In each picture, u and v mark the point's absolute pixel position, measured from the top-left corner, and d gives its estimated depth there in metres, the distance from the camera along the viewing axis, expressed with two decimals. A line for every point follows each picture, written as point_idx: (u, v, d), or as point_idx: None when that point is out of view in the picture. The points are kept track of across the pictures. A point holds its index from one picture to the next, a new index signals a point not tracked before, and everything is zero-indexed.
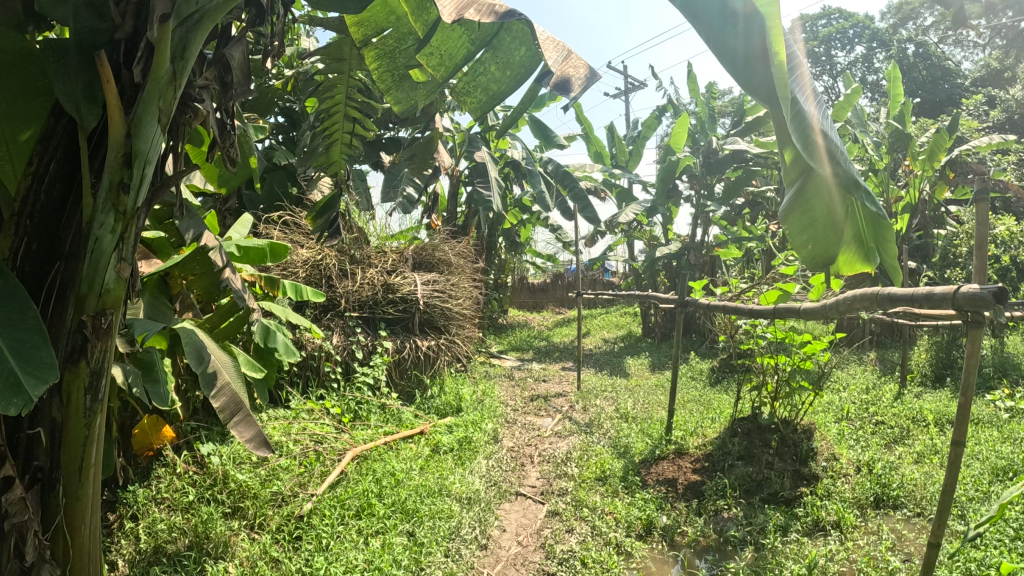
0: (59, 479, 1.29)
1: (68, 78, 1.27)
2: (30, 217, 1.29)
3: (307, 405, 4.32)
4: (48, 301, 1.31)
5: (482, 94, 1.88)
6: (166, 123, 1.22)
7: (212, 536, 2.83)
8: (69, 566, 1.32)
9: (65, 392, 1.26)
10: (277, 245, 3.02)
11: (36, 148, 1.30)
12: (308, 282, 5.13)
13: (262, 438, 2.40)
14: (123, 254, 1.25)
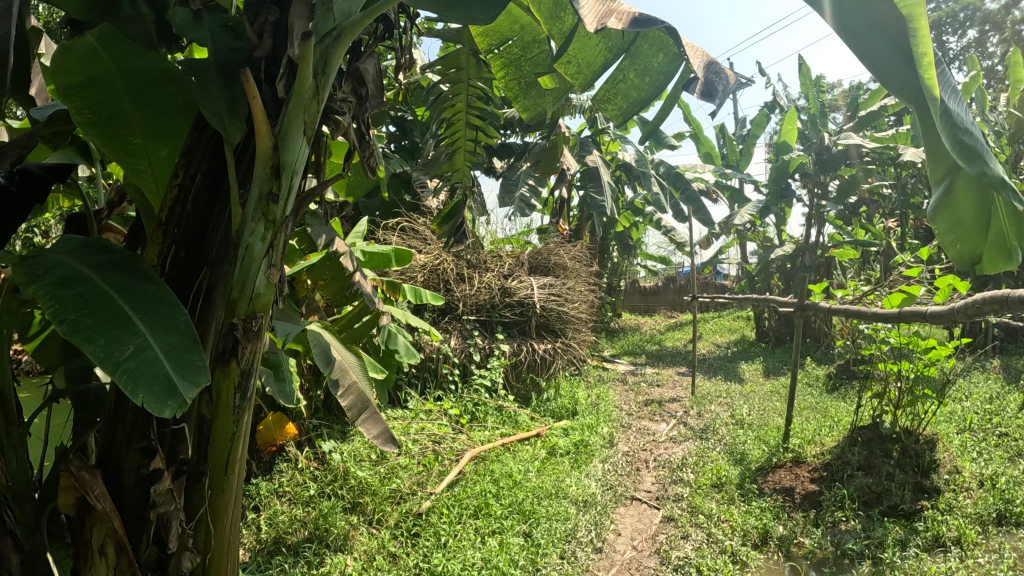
0: (204, 472, 1.35)
1: (212, 95, 1.35)
2: (177, 225, 1.35)
3: (426, 406, 4.43)
4: (194, 305, 1.38)
5: (622, 101, 1.90)
6: (310, 135, 1.29)
7: (332, 530, 2.95)
8: (210, 554, 1.38)
9: (214, 390, 1.33)
10: (401, 249, 3.12)
11: (181, 161, 1.37)
12: (427, 287, 5.27)
13: (388, 434, 2.48)
14: (273, 261, 1.32)
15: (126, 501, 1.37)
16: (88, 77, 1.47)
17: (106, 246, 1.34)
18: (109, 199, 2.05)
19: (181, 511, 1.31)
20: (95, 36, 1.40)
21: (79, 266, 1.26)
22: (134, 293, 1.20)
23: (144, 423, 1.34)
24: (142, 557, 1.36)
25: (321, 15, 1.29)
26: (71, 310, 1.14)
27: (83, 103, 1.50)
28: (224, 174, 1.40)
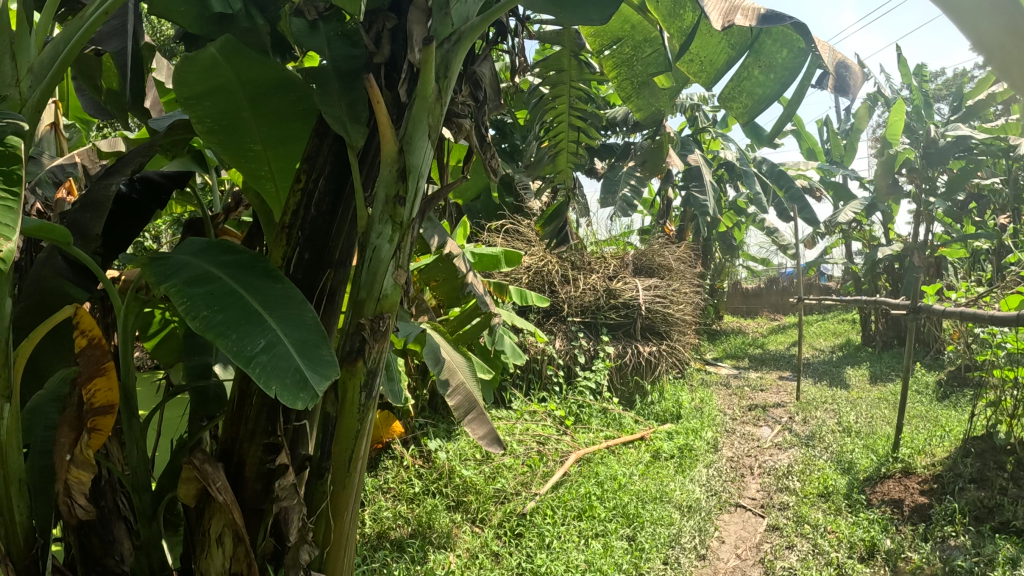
0: (327, 468, 1.38)
1: (333, 101, 1.38)
2: (302, 228, 1.40)
3: (530, 407, 4.46)
4: (318, 304, 1.44)
5: (747, 98, 1.85)
6: (435, 139, 1.31)
7: (436, 527, 3.00)
8: (328, 548, 1.40)
9: (341, 389, 1.36)
10: (510, 251, 3.15)
11: (306, 167, 1.42)
12: (533, 288, 5.37)
13: (493, 436, 2.50)
14: (400, 262, 1.35)
15: (246, 494, 1.44)
16: (212, 86, 1.52)
17: (230, 247, 1.39)
18: (226, 205, 2.13)
19: (302, 507, 1.35)
20: (217, 48, 1.44)
21: (207, 266, 1.31)
22: (261, 293, 1.24)
23: (266, 420, 1.40)
24: (258, 547, 1.44)
25: (439, 22, 1.34)
26: (204, 307, 1.18)
27: (208, 111, 1.56)
28: (346, 179, 1.44)
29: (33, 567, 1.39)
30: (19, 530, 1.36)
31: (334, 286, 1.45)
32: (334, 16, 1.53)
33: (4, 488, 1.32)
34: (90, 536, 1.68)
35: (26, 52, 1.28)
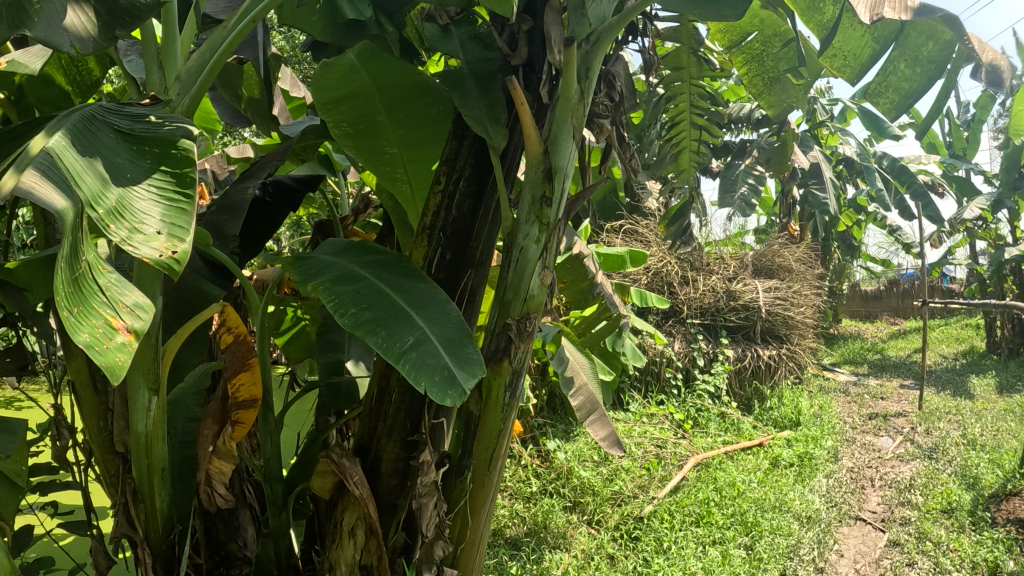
0: (467, 467, 1.41)
1: (471, 103, 1.40)
2: (443, 230, 1.43)
3: (648, 411, 4.45)
4: (460, 304, 1.47)
5: (894, 94, 1.78)
6: (579, 138, 1.36)
7: (551, 527, 3.02)
8: (463, 546, 1.43)
9: (485, 387, 1.39)
10: (635, 251, 3.13)
11: (445, 169, 1.45)
12: (651, 289, 5.34)
13: (615, 440, 2.52)
14: (547, 262, 1.38)
15: (381, 488, 1.49)
16: (348, 92, 1.56)
17: (370, 247, 1.42)
18: (356, 207, 2.18)
19: (441, 503, 1.37)
20: (354, 54, 1.48)
21: (350, 266, 1.34)
22: (404, 292, 1.27)
23: (405, 416, 1.45)
24: (390, 539, 1.47)
25: (578, 22, 1.37)
26: (351, 305, 1.21)
27: (344, 115, 1.60)
28: (487, 180, 1.47)
29: (170, 551, 1.44)
30: (160, 515, 1.43)
31: (474, 286, 1.48)
32: (468, 20, 1.58)
33: (149, 476, 1.38)
34: (217, 522, 1.79)
35: (173, 61, 1.32)
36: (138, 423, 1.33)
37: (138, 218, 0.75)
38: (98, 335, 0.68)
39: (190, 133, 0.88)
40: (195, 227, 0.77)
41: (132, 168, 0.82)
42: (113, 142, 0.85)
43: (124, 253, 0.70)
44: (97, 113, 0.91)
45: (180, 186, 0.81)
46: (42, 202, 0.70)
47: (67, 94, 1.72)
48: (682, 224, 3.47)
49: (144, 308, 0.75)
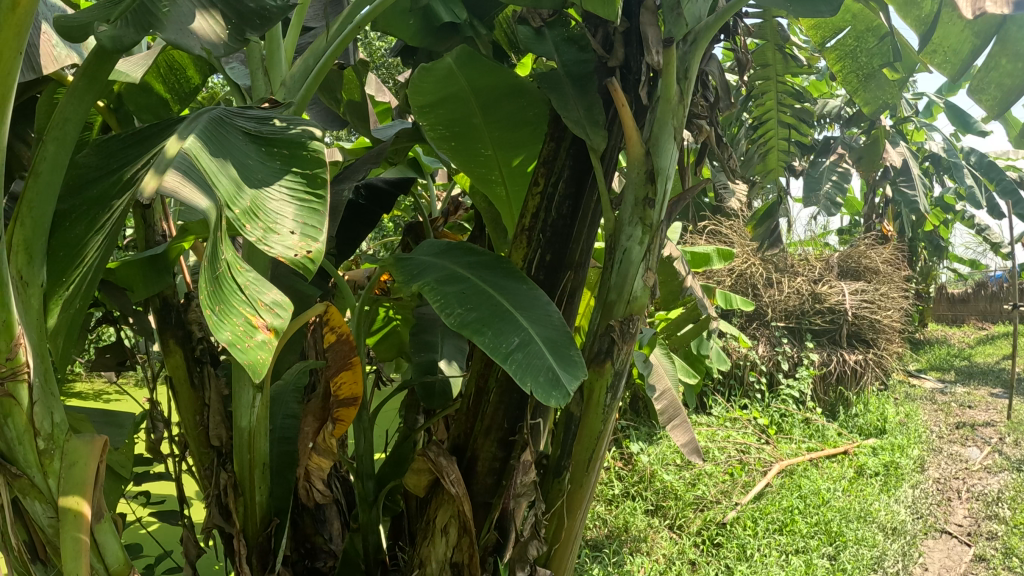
0: (565, 468, 1.56)
1: (571, 105, 1.44)
2: (542, 231, 1.56)
3: (732, 415, 4.42)
4: (560, 302, 1.60)
5: (996, 90, 1.72)
6: (679, 139, 1.48)
7: (631, 531, 3.01)
8: (556, 543, 1.59)
9: (587, 389, 1.53)
10: (723, 250, 3.13)
11: (544, 171, 1.57)
12: (735, 291, 5.27)
13: (695, 448, 2.50)
14: (649, 264, 1.52)
15: (476, 487, 1.57)
16: (445, 95, 1.61)
17: (468, 248, 1.51)
18: (445, 208, 2.23)
19: (539, 502, 1.52)
20: (453, 58, 1.52)
21: (451, 266, 1.44)
22: (507, 293, 1.37)
23: (501, 416, 1.53)
24: (481, 539, 1.54)
25: (675, 22, 1.42)
26: (457, 305, 1.31)
27: (441, 118, 1.65)
28: (585, 180, 1.58)
29: (266, 544, 1.49)
30: (258, 510, 1.48)
31: (572, 286, 1.62)
32: (561, 22, 1.61)
33: (250, 471, 1.42)
34: (303, 515, 1.86)
35: (277, 67, 1.36)
36: (242, 419, 1.37)
37: (272, 218, 0.76)
38: (240, 333, 0.70)
39: (317, 135, 0.89)
40: (328, 227, 0.78)
41: (263, 169, 0.84)
42: (245, 144, 0.87)
43: (261, 252, 0.72)
44: (228, 117, 0.94)
45: (311, 186, 0.82)
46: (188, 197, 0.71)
47: (166, 102, 1.79)
48: (768, 223, 3.42)
49: (282, 305, 0.77)
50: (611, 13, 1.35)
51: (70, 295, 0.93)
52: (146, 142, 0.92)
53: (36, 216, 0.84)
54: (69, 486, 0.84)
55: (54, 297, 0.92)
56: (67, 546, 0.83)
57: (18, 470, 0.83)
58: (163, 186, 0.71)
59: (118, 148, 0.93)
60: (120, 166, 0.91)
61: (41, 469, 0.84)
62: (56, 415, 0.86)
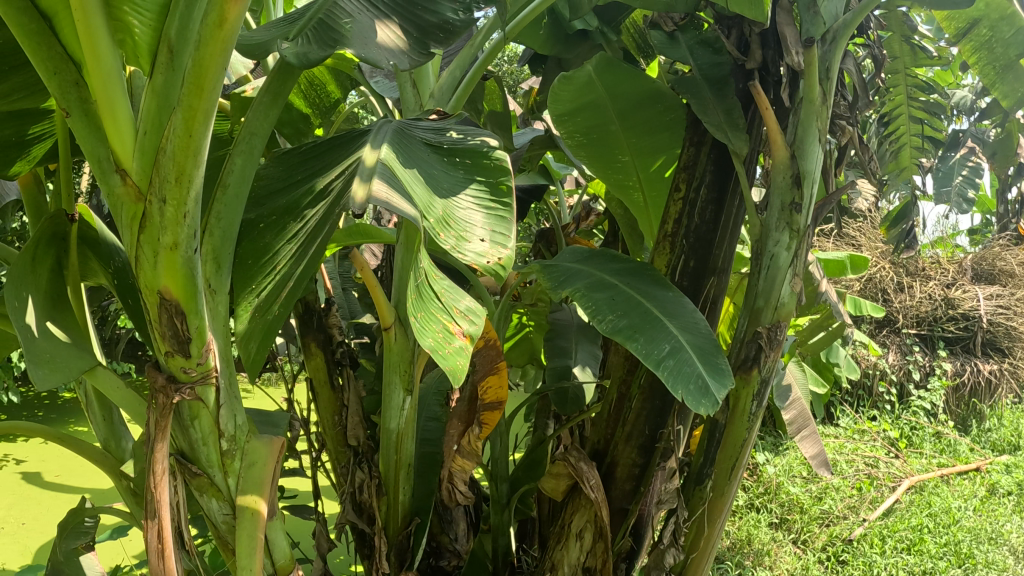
0: (707, 476, 1.59)
1: (711, 111, 1.42)
2: (685, 237, 1.55)
3: (860, 427, 4.27)
4: (703, 310, 1.60)
5: None
6: (824, 139, 1.44)
7: (754, 544, 2.99)
8: (693, 553, 1.62)
9: (733, 397, 1.53)
10: (856, 257, 3.04)
11: (685, 176, 1.56)
12: (864, 297, 5.11)
13: (824, 460, 2.47)
14: (796, 270, 1.49)
15: (615, 493, 1.64)
16: (583, 102, 1.62)
17: (614, 255, 1.58)
18: (576, 215, 2.24)
19: (684, 510, 1.56)
20: (593, 67, 1.51)
21: (597, 272, 1.50)
22: (654, 300, 1.41)
23: (643, 424, 1.58)
24: (617, 543, 1.63)
25: (811, 21, 1.39)
26: (608, 311, 1.36)
27: (579, 125, 1.67)
28: (727, 184, 1.56)
29: (406, 542, 1.53)
30: (400, 509, 1.52)
31: (715, 293, 1.61)
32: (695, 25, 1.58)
33: (395, 471, 1.47)
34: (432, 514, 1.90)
35: (426, 81, 1.42)
36: (391, 421, 1.41)
37: (463, 226, 0.77)
38: (440, 342, 0.73)
39: (496, 145, 0.90)
40: (514, 236, 0.79)
41: (448, 178, 0.85)
42: (427, 154, 0.89)
43: (454, 259, 0.71)
44: (407, 128, 0.96)
45: (496, 194, 0.83)
46: (399, 209, 0.63)
47: (307, 116, 1.84)
48: (897, 225, 3.28)
49: (475, 312, 0.80)
50: (758, 14, 1.32)
51: (257, 305, 0.83)
52: (333, 152, 0.86)
53: (224, 225, 0.81)
54: (248, 484, 0.87)
55: (239, 303, 0.84)
56: (244, 542, 0.87)
57: (200, 468, 0.86)
58: (374, 195, 0.64)
59: (301, 162, 0.87)
60: (306, 178, 0.85)
61: (222, 468, 0.87)
62: (238, 417, 0.88)
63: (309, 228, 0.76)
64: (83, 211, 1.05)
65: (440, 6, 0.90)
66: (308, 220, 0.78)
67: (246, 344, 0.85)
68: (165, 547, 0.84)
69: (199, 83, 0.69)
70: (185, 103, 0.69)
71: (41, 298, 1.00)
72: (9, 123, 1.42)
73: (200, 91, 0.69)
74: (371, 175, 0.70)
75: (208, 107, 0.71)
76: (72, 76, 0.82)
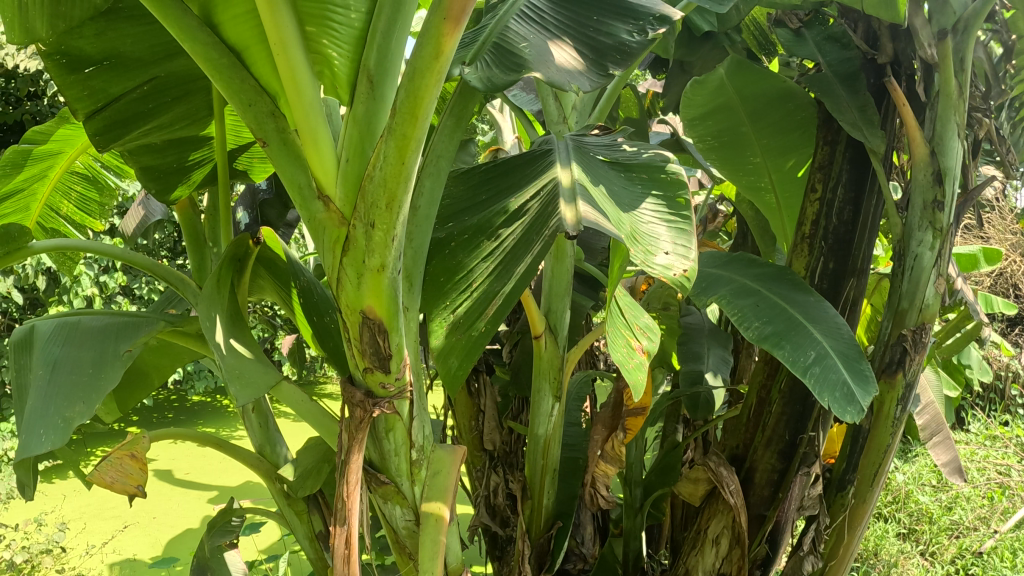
0: (849, 482, 1.56)
1: (845, 108, 1.38)
2: (825, 238, 1.52)
3: (992, 433, 4.09)
4: (843, 313, 1.55)
5: None
6: (965, 133, 1.39)
7: (880, 556, 2.92)
8: (832, 560, 1.60)
9: (877, 401, 1.49)
10: (991, 252, 2.91)
11: (821, 177, 1.53)
12: (996, 293, 4.88)
13: (956, 467, 2.32)
14: (941, 271, 1.44)
15: (753, 498, 1.60)
16: (714, 105, 1.61)
17: (752, 260, 1.56)
18: (703, 216, 2.23)
19: (825, 516, 1.55)
20: (725, 67, 1.49)
21: (738, 277, 1.49)
22: (798, 305, 1.39)
23: (785, 428, 1.54)
24: (753, 550, 1.61)
25: (941, 11, 1.38)
26: (754, 319, 1.34)
27: (710, 129, 1.66)
28: (865, 182, 1.52)
29: (546, 545, 1.55)
30: (543, 512, 1.53)
31: (855, 295, 1.55)
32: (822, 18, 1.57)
33: (541, 475, 1.49)
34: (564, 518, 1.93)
35: (567, 94, 1.45)
36: (539, 427, 1.44)
37: (649, 240, 0.82)
38: (625, 355, 0.80)
39: (670, 159, 0.97)
40: (696, 247, 0.83)
41: (628, 192, 0.92)
42: (606, 169, 0.97)
43: (644, 274, 0.76)
44: (581, 144, 1.05)
45: (674, 207, 0.89)
46: (606, 229, 0.70)
47: None
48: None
49: (653, 332, 0.88)
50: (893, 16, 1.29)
51: (452, 320, 0.85)
52: (512, 174, 0.91)
53: (416, 246, 0.85)
54: (433, 492, 0.90)
55: (433, 320, 0.86)
56: (427, 548, 0.90)
57: (387, 478, 0.90)
58: (584, 217, 0.71)
59: (482, 183, 0.92)
60: (491, 199, 0.89)
61: (409, 477, 0.91)
62: (425, 427, 0.92)
63: (512, 247, 0.81)
64: (265, 232, 1.07)
65: (615, 29, 0.96)
66: (506, 239, 0.83)
67: (446, 360, 0.85)
68: (350, 554, 0.86)
69: (413, 111, 0.72)
70: (399, 131, 0.72)
71: (226, 317, 1.02)
72: (170, 149, 1.48)
73: (415, 119, 0.72)
74: (574, 197, 0.77)
75: (419, 137, 0.74)
76: (266, 106, 0.85)
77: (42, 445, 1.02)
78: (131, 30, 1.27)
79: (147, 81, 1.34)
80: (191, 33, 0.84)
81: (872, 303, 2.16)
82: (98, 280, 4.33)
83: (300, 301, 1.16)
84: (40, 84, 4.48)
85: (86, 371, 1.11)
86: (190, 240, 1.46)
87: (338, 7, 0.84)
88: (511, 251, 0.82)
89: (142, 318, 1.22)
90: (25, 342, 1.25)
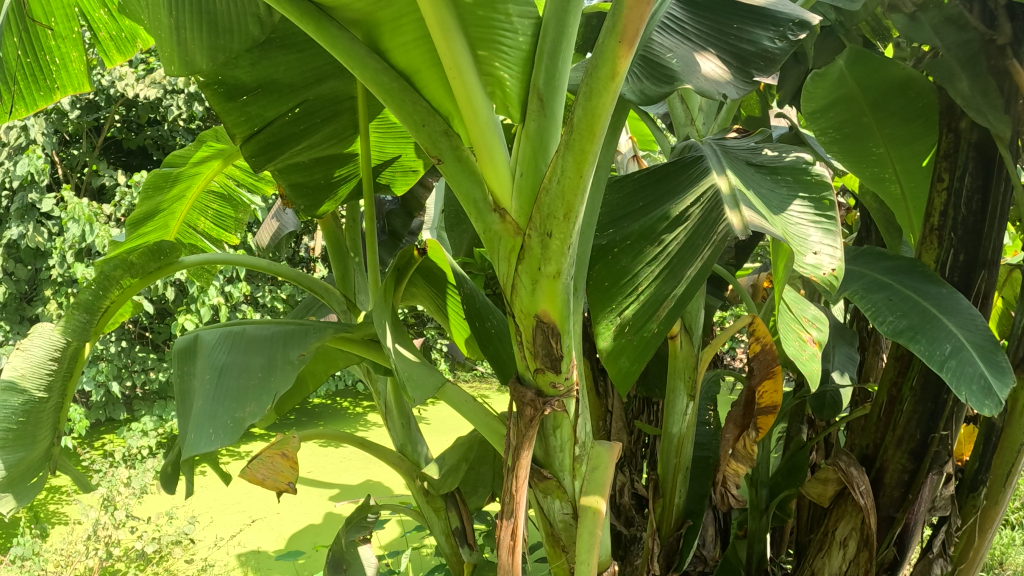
0: (982, 481, 1.54)
1: (969, 98, 1.33)
2: (954, 230, 1.49)
3: None
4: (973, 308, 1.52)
5: None
6: None
7: (1008, 562, 2.83)
8: (961, 564, 1.57)
9: (1011, 399, 1.46)
10: None
11: (947, 166, 1.50)
12: None
13: None
14: None
15: (883, 499, 1.56)
16: (835, 97, 1.58)
17: (882, 254, 1.55)
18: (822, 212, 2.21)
19: (957, 518, 1.54)
20: (845, 60, 1.52)
21: (869, 272, 1.48)
22: (931, 298, 1.38)
23: (917, 427, 1.50)
24: (880, 551, 1.60)
25: None
26: (888, 313, 1.34)
27: (830, 121, 1.62)
28: (992, 169, 1.48)
29: (676, 544, 1.57)
30: (674, 511, 1.56)
31: (987, 288, 1.51)
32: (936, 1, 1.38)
33: (674, 473, 1.52)
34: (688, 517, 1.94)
35: (692, 97, 1.46)
36: (673, 426, 1.47)
37: (800, 240, 0.84)
38: (799, 348, 0.91)
39: (813, 160, 0.99)
40: (844, 245, 0.86)
41: (776, 195, 0.95)
42: (752, 171, 1.02)
43: (798, 273, 0.80)
44: (726, 148, 1.09)
45: (821, 208, 0.91)
46: (766, 228, 0.79)
47: None
48: None
49: (822, 322, 0.99)
50: None
51: (620, 323, 0.96)
52: (669, 181, 1.03)
53: (580, 254, 0.93)
54: (591, 487, 0.95)
55: (600, 322, 0.96)
56: (584, 539, 0.92)
57: (550, 472, 0.96)
58: (749, 221, 0.80)
59: (638, 190, 1.03)
60: (651, 207, 1.00)
61: (571, 473, 0.97)
62: (587, 425, 0.98)
63: (677, 252, 0.96)
64: (431, 244, 1.12)
65: (756, 35, 1.00)
66: (670, 245, 0.97)
67: (617, 359, 0.96)
68: (515, 543, 0.89)
69: (591, 128, 0.76)
70: (577, 146, 0.77)
71: (391, 322, 1.10)
72: (318, 167, 1.58)
73: (592, 135, 0.77)
74: (737, 203, 0.86)
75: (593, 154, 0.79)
76: (439, 126, 0.91)
77: (211, 443, 1.11)
78: (285, 58, 1.35)
79: (298, 105, 1.44)
80: (364, 63, 0.91)
81: (1003, 297, 2.10)
82: (224, 290, 4.54)
83: (463, 306, 1.22)
84: (160, 110, 4.73)
85: (256, 376, 1.20)
86: (335, 253, 1.55)
87: (506, 30, 0.93)
88: (677, 256, 0.96)
89: (308, 326, 1.31)
90: (188, 350, 1.36)
